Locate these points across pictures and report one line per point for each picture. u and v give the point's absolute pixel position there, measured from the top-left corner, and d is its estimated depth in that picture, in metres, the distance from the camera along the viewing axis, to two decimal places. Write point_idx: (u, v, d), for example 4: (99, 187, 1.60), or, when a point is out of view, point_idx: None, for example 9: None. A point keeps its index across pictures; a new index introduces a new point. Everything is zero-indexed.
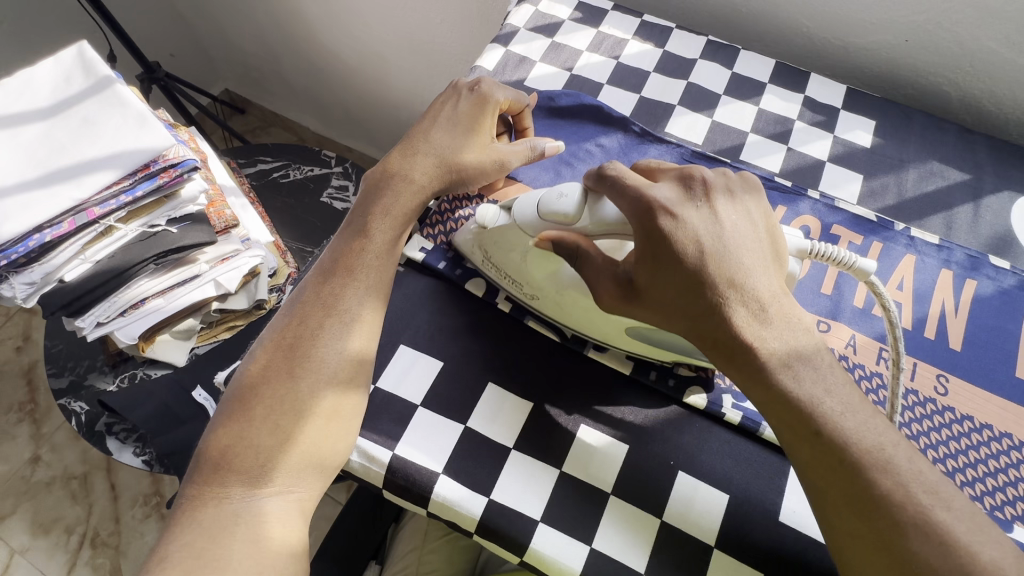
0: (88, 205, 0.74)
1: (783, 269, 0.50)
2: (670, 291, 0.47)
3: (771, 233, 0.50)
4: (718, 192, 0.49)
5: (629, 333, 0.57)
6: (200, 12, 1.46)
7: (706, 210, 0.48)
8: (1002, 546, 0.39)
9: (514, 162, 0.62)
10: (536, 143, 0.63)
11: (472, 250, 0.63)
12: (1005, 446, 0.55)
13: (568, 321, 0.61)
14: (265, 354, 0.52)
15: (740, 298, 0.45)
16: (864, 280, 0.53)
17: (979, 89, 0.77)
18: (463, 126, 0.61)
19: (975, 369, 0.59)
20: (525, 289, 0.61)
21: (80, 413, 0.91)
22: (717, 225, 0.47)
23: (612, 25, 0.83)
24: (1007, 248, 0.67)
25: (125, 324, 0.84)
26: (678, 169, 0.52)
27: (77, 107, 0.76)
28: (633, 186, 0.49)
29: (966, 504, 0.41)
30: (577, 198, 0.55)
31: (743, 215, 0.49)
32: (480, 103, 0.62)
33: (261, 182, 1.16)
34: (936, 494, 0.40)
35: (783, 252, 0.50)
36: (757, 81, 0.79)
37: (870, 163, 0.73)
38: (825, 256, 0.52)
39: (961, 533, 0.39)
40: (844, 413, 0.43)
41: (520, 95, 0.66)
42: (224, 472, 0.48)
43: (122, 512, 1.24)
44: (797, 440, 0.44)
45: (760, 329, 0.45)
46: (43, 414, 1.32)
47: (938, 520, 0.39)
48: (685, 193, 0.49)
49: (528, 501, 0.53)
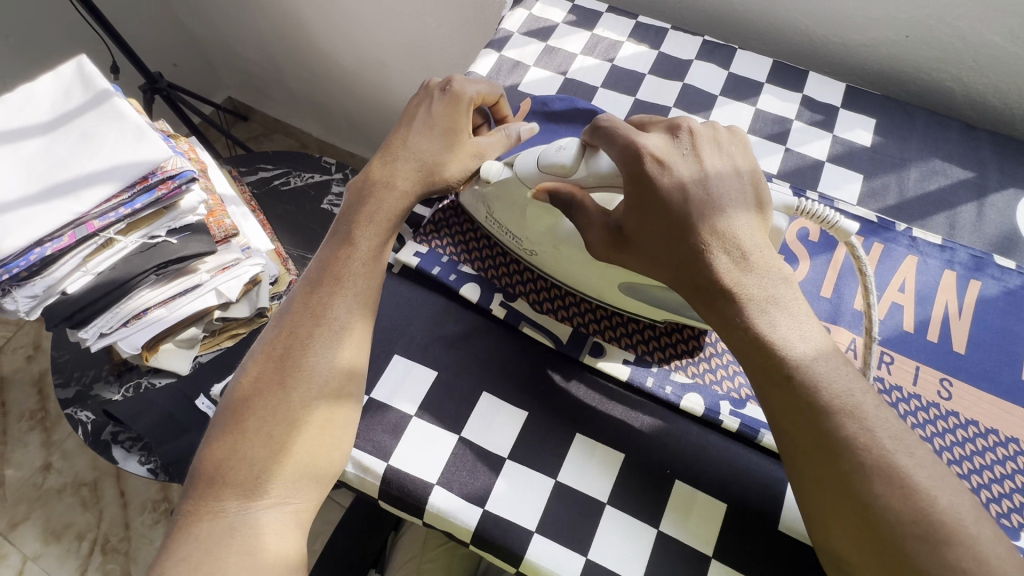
0: (88, 218, 0.74)
1: (767, 221, 0.48)
2: (657, 235, 0.47)
3: (754, 183, 0.49)
4: (705, 142, 0.49)
5: (622, 288, 0.59)
6: (201, 22, 1.47)
7: (691, 155, 0.48)
8: (958, 495, 0.38)
9: (494, 153, 0.63)
10: (509, 129, 0.65)
11: (475, 206, 0.64)
12: (1012, 452, 0.54)
13: (563, 272, 0.62)
14: (255, 366, 0.52)
15: (722, 245, 0.45)
16: (845, 241, 0.53)
17: (982, 85, 0.76)
18: (441, 126, 0.61)
19: (980, 373, 0.58)
20: (523, 245, 0.63)
21: (87, 422, 0.92)
22: (702, 171, 0.47)
23: (607, 27, 0.83)
24: (1012, 247, 0.65)
25: (128, 335, 0.85)
26: (666, 120, 0.52)
27: (76, 121, 0.77)
28: (626, 134, 0.50)
29: (929, 453, 0.40)
30: (576, 150, 0.55)
31: (730, 168, 0.48)
32: (453, 101, 0.61)
33: (262, 190, 1.17)
34: (902, 441, 0.40)
35: (767, 201, 0.49)
36: (754, 80, 0.78)
37: (870, 162, 0.72)
38: (809, 214, 0.52)
39: (921, 479, 0.38)
40: (814, 357, 0.42)
41: (495, 85, 0.65)
42: (218, 487, 0.48)
43: (131, 518, 1.25)
44: (769, 385, 0.43)
45: (740, 276, 0.45)
46: (53, 423, 1.34)
47: (901, 464, 0.39)
48: (671, 141, 0.49)
49: (522, 512, 0.52)
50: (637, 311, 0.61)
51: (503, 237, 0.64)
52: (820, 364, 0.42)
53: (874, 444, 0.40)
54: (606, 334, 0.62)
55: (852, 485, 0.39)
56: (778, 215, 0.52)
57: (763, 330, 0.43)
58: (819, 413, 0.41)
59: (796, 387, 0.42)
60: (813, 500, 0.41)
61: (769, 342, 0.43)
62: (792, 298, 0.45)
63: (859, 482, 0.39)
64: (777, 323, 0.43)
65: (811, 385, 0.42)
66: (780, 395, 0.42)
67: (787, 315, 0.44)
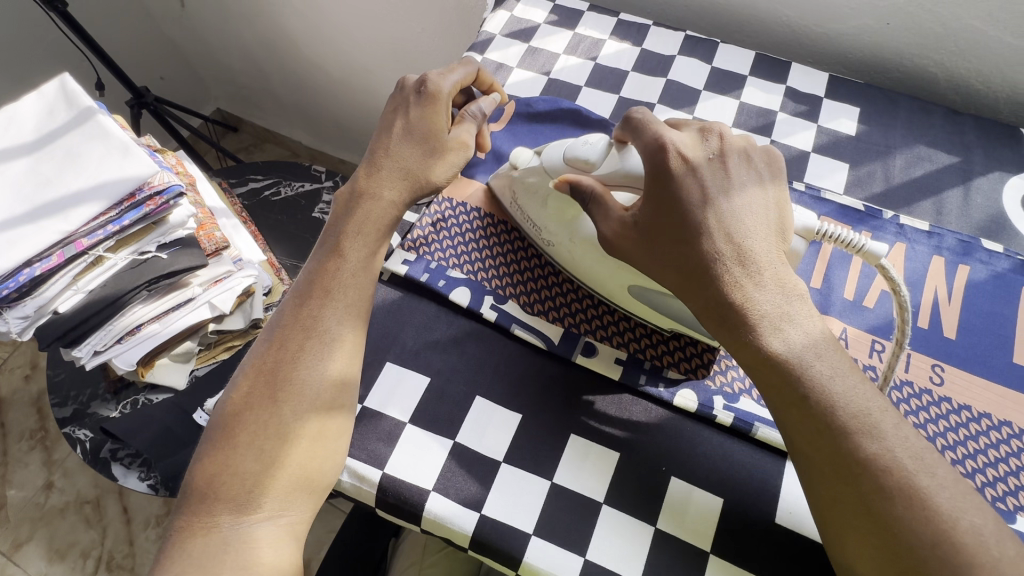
0: (76, 237, 0.74)
1: (786, 243, 0.49)
2: (669, 241, 0.49)
3: (780, 206, 0.50)
4: (734, 154, 0.51)
5: (631, 291, 0.59)
6: (186, 34, 1.46)
7: (717, 160, 0.50)
8: (984, 513, 0.39)
9: (472, 139, 0.62)
10: (474, 110, 0.64)
11: (504, 190, 0.66)
12: (1005, 435, 0.54)
13: (579, 270, 0.62)
14: (246, 381, 0.52)
15: (738, 259, 0.46)
16: (875, 264, 0.52)
17: (965, 69, 0.76)
18: (421, 133, 0.60)
19: (971, 357, 0.58)
20: (542, 235, 0.64)
21: (85, 440, 0.92)
22: (727, 179, 0.49)
23: (588, 26, 0.83)
24: (999, 231, 0.66)
25: (123, 351, 0.85)
26: (699, 123, 0.54)
27: (61, 140, 0.77)
28: (654, 129, 0.52)
29: (950, 472, 0.41)
30: (602, 146, 0.57)
31: (752, 174, 0.50)
32: (430, 103, 0.60)
33: (252, 201, 1.17)
34: (921, 461, 0.41)
35: (789, 228, 0.50)
36: (737, 73, 0.78)
37: (856, 151, 0.72)
38: (833, 238, 0.52)
39: (943, 500, 0.39)
40: (834, 377, 0.43)
41: (470, 62, 0.65)
42: (210, 501, 0.48)
43: (135, 534, 1.25)
44: (786, 405, 0.44)
45: (754, 291, 0.45)
46: (54, 442, 1.34)
47: (921, 486, 0.40)
48: (700, 142, 0.51)
49: (518, 514, 0.52)
50: (642, 315, 0.61)
51: (524, 227, 0.66)
52: (840, 383, 0.43)
53: (895, 463, 0.40)
54: (598, 334, 0.61)
55: (874, 508, 0.40)
56: (797, 238, 0.52)
57: (776, 344, 0.44)
58: (838, 435, 0.42)
59: (812, 409, 0.43)
60: (830, 518, 0.43)
61: (789, 363, 0.43)
62: (807, 316, 0.45)
63: (882, 505, 0.40)
64: (785, 332, 0.44)
65: (827, 403, 0.42)
66: (796, 415, 0.43)
67: (795, 324, 0.45)
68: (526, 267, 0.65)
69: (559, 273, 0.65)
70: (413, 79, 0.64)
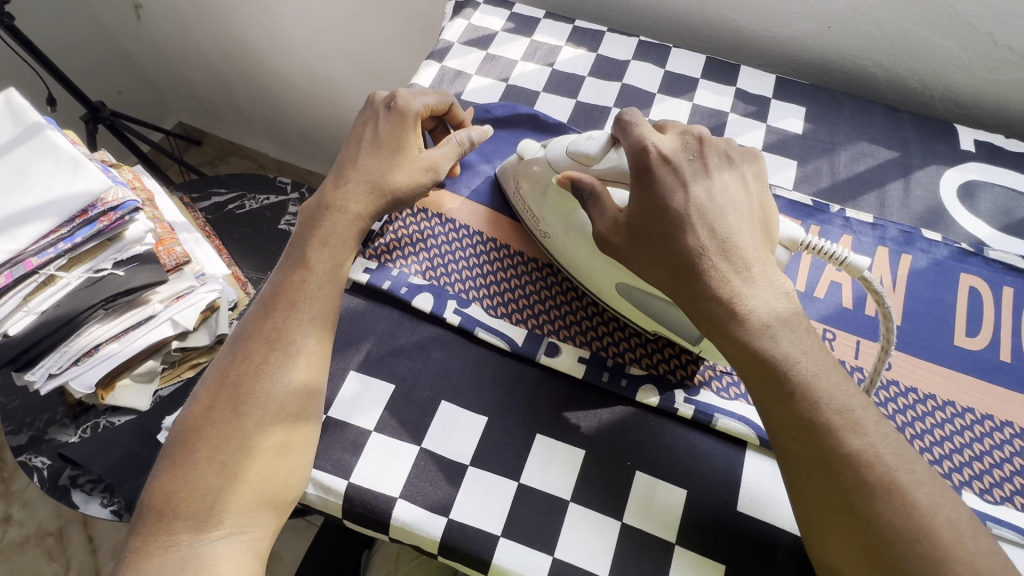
0: (25, 256, 0.71)
1: (771, 242, 0.52)
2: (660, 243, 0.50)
3: (762, 201, 0.53)
4: (715, 156, 0.53)
5: (619, 288, 0.59)
6: (144, 47, 1.44)
7: (698, 160, 0.52)
8: (947, 507, 0.41)
9: (446, 165, 0.63)
10: (460, 135, 0.64)
11: (509, 181, 0.68)
12: (949, 414, 0.57)
13: (573, 265, 0.63)
14: (207, 396, 0.51)
15: (723, 252, 0.48)
16: (858, 276, 0.52)
17: (902, 69, 0.80)
18: (388, 147, 0.60)
19: (916, 342, 0.61)
20: (540, 228, 0.65)
21: (42, 468, 0.88)
22: (709, 182, 0.52)
23: (545, 33, 0.84)
24: (938, 221, 0.69)
25: (80, 373, 0.81)
26: (682, 126, 0.56)
27: (7, 157, 0.74)
28: (640, 132, 0.54)
29: (916, 470, 0.42)
30: (603, 142, 0.57)
31: (735, 174, 0.53)
32: (399, 119, 0.61)
33: (216, 215, 1.15)
34: (896, 457, 0.42)
35: (772, 223, 0.52)
36: (689, 77, 0.80)
37: (803, 148, 0.75)
38: (819, 251, 0.53)
39: (922, 495, 0.41)
40: (817, 374, 0.45)
41: (444, 94, 0.66)
42: (168, 519, 0.46)
43: (101, 564, 1.19)
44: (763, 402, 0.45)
45: (741, 286, 0.47)
46: (11, 472, 1.28)
47: (892, 480, 0.41)
48: (682, 145, 0.53)
49: (486, 517, 0.53)
50: (631, 317, 0.61)
51: (524, 218, 0.67)
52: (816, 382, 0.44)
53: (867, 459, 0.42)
54: (561, 334, 0.62)
55: (849, 503, 0.41)
56: (781, 249, 0.54)
57: (758, 346, 0.46)
58: (821, 431, 0.43)
59: (794, 407, 0.44)
60: (810, 517, 0.44)
61: (772, 366, 0.45)
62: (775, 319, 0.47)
63: (856, 503, 0.41)
64: (771, 338, 0.46)
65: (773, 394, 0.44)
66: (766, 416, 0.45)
67: (772, 332, 0.46)
68: (494, 274, 0.66)
69: (527, 276, 0.66)
70: (383, 94, 0.64)
